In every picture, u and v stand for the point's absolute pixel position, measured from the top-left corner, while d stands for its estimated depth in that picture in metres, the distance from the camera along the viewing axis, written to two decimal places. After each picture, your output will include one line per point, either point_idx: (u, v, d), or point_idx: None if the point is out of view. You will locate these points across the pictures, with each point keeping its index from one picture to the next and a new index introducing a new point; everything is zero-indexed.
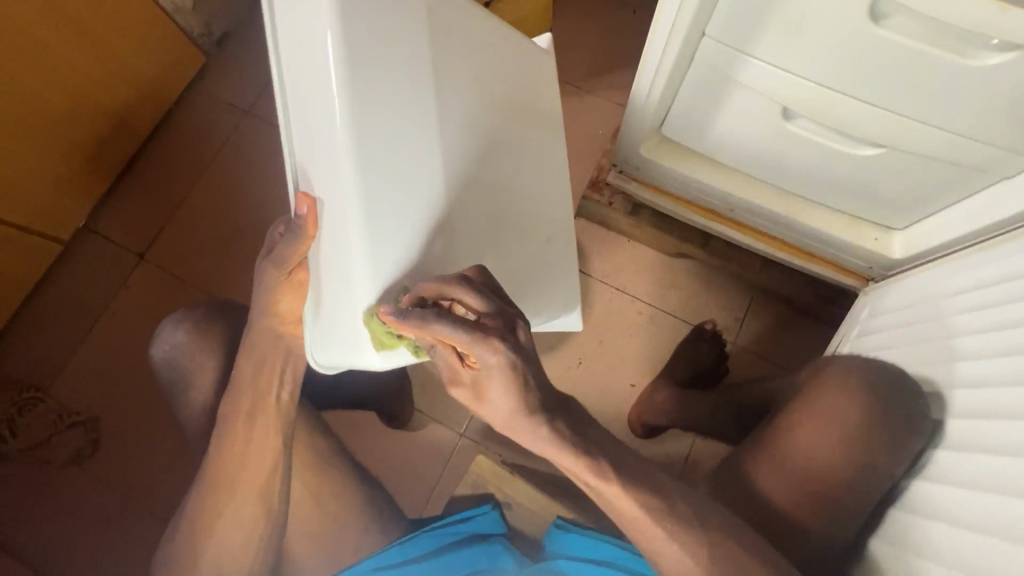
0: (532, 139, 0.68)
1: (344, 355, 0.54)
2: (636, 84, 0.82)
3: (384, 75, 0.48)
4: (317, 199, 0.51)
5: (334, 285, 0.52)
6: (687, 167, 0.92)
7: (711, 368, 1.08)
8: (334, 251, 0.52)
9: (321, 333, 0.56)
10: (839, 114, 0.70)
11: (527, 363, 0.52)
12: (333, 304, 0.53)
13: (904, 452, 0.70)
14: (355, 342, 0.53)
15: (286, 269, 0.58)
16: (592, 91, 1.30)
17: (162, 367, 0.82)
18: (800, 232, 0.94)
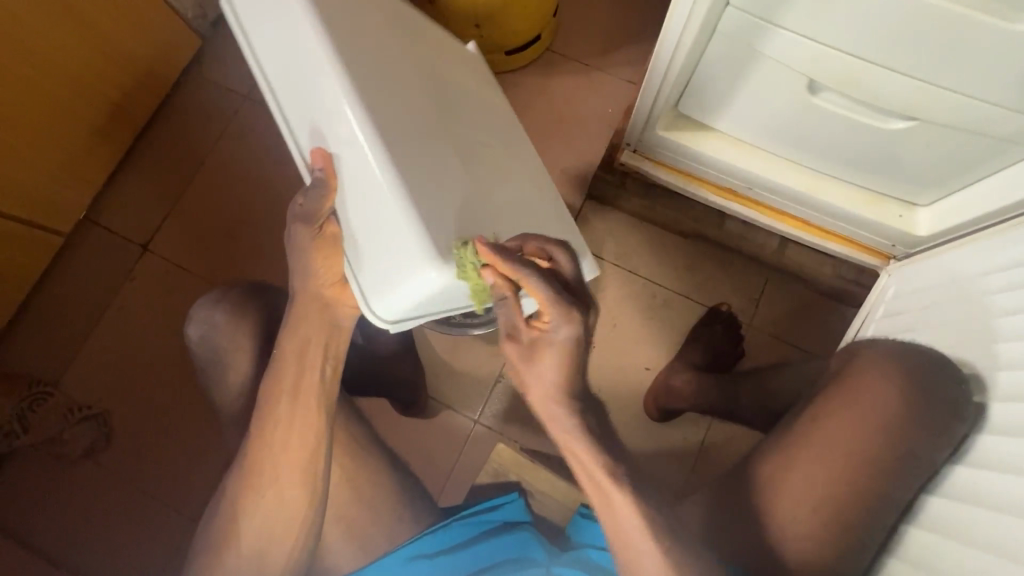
0: (490, 114, 0.79)
1: (396, 276, 0.58)
2: (653, 60, 0.79)
3: (357, 40, 0.59)
4: (334, 155, 0.60)
5: (371, 219, 0.59)
6: (705, 145, 0.90)
7: (728, 350, 1.07)
8: (359, 189, 0.59)
9: (374, 283, 0.61)
10: (871, 86, 0.67)
11: (587, 345, 0.56)
12: (375, 238, 0.59)
13: (948, 438, 0.65)
14: (415, 259, 0.56)
15: (316, 224, 0.62)
16: (601, 68, 1.26)
17: (197, 349, 0.80)
18: (821, 210, 0.91)
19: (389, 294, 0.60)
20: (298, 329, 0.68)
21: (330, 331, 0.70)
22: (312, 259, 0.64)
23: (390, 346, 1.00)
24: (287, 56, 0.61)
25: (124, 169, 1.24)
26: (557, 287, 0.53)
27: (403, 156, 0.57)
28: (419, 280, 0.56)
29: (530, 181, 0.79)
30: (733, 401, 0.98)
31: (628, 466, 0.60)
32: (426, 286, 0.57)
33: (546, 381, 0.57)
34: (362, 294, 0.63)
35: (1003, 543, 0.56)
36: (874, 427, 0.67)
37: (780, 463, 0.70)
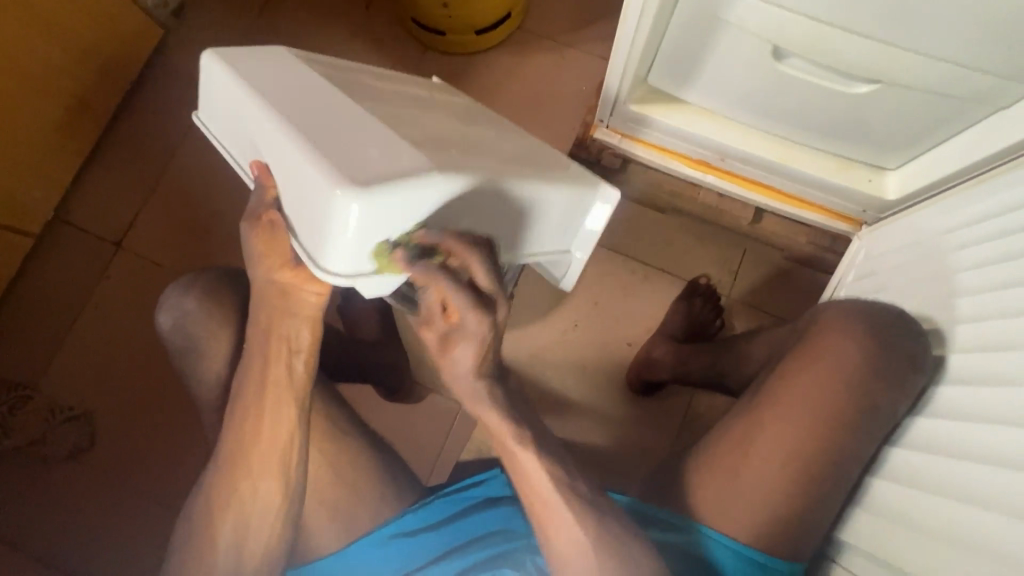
0: (465, 114, 0.75)
1: (327, 242, 0.47)
2: (617, 35, 0.78)
3: (265, 62, 0.56)
4: (261, 154, 0.52)
5: (292, 181, 0.48)
6: (676, 117, 0.89)
7: (709, 321, 1.08)
8: (277, 163, 0.49)
9: (314, 247, 0.48)
10: (832, 50, 0.67)
11: (498, 335, 0.56)
12: (306, 213, 0.48)
13: (909, 390, 0.67)
14: (326, 214, 0.45)
15: (257, 220, 0.54)
16: (573, 45, 1.25)
17: (171, 335, 0.80)
18: (793, 178, 0.92)
19: (328, 248, 0.47)
20: (256, 317, 0.65)
21: (289, 319, 0.63)
22: (255, 248, 0.57)
23: (375, 334, 1.05)
24: (204, 94, 0.57)
25: (93, 165, 1.22)
26: (471, 292, 0.51)
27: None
28: (342, 217, 0.44)
29: (517, 149, 0.71)
30: (708, 368, 1.00)
31: (535, 430, 0.65)
32: (355, 224, 0.44)
33: (458, 367, 0.58)
34: (310, 267, 0.50)
35: (967, 489, 0.58)
36: (842, 383, 0.69)
37: (747, 428, 0.72)
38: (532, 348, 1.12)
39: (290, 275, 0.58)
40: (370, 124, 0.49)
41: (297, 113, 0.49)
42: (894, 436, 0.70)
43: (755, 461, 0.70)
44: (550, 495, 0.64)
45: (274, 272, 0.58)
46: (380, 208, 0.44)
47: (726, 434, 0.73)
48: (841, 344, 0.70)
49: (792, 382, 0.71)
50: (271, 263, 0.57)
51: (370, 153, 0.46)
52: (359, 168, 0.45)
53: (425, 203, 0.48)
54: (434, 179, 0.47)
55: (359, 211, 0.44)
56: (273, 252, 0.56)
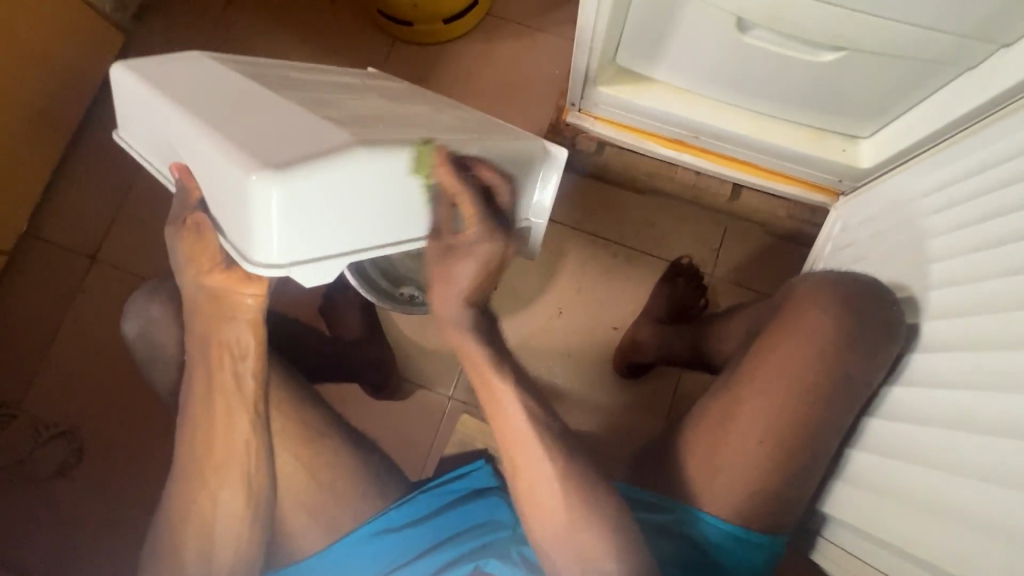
0: (407, 97, 0.75)
1: (250, 230, 0.47)
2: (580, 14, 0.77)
3: (182, 66, 0.56)
4: (182, 157, 0.51)
5: (213, 178, 0.48)
6: (646, 97, 0.89)
7: (691, 300, 1.08)
8: (197, 165, 0.49)
9: (241, 237, 0.48)
10: (793, 20, 0.66)
11: (500, 264, 0.61)
12: (230, 207, 0.48)
13: (882, 359, 0.67)
14: (245, 203, 0.45)
15: (182, 222, 0.53)
16: (544, 29, 1.23)
17: (138, 344, 0.79)
18: (764, 152, 0.91)
19: (250, 237, 0.47)
20: (193, 325, 0.63)
21: (230, 325, 0.62)
22: (180, 254, 0.56)
23: (358, 331, 1.06)
24: (124, 108, 0.56)
25: (62, 176, 1.19)
26: (488, 213, 0.57)
27: (233, 112, 0.49)
28: (260, 203, 0.44)
29: (460, 120, 0.71)
30: (693, 348, 1.00)
31: (514, 368, 0.69)
32: (275, 210, 0.45)
33: (455, 285, 0.60)
34: (236, 257, 0.50)
35: (946, 455, 0.58)
36: (814, 355, 0.69)
37: (723, 405, 0.72)
38: (517, 337, 1.11)
39: (224, 279, 0.57)
40: (290, 112, 0.50)
41: (217, 112, 0.49)
42: (873, 407, 0.70)
43: (733, 440, 0.70)
44: (526, 435, 0.67)
45: (205, 278, 0.57)
46: (299, 191, 0.45)
47: (704, 412, 0.73)
48: (818, 318, 0.70)
49: (768, 355, 0.71)
50: (206, 268, 0.56)
51: (287, 138, 0.47)
52: (273, 151, 0.45)
53: (351, 180, 0.48)
54: (357, 157, 0.47)
55: (276, 195, 0.44)
56: (201, 256, 0.55)
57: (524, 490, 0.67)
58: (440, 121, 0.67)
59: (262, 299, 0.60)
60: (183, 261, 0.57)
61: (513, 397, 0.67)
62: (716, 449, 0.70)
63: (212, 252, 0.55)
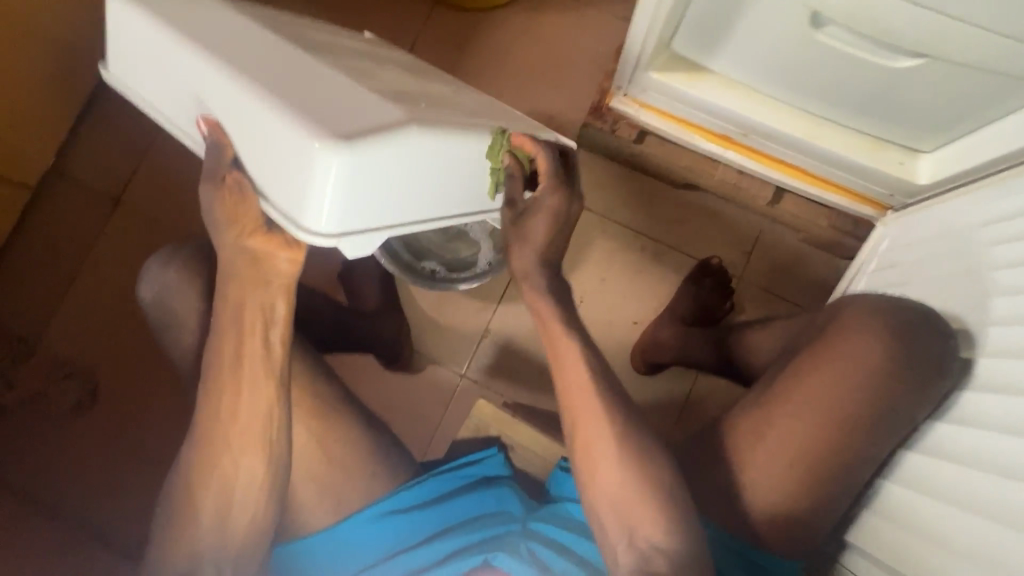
0: (422, 70, 0.74)
1: (302, 199, 0.46)
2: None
3: (202, 11, 0.54)
4: (213, 111, 0.50)
5: (260, 139, 0.47)
6: (699, 88, 0.84)
7: (716, 303, 1.07)
8: (238, 123, 0.48)
9: (290, 205, 0.48)
10: (875, 19, 0.61)
11: (569, 218, 0.64)
12: (280, 172, 0.47)
13: (930, 393, 0.64)
14: (302, 170, 0.45)
15: (216, 181, 0.51)
16: (592, 4, 1.17)
17: (152, 308, 0.79)
18: (815, 157, 0.87)
19: (302, 204, 0.47)
20: (232, 292, 0.62)
21: (260, 290, 0.62)
22: (219, 217, 0.54)
23: (373, 302, 1.05)
24: (130, 53, 0.53)
25: (88, 117, 1.17)
26: (558, 167, 0.62)
27: (276, 75, 0.48)
28: (323, 171, 0.44)
29: (476, 102, 0.72)
30: (721, 355, 0.97)
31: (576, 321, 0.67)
32: (336, 181, 0.45)
33: (533, 242, 0.63)
34: (282, 223, 0.49)
35: (988, 501, 0.56)
36: (859, 377, 0.66)
37: (754, 419, 0.70)
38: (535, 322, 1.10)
39: (259, 241, 0.57)
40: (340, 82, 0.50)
41: (256, 71, 0.48)
42: (911, 441, 0.68)
43: (759, 459, 0.68)
44: (586, 386, 0.65)
45: (242, 241, 0.56)
46: (361, 163, 0.45)
47: (732, 426, 0.71)
48: (859, 340, 0.67)
49: (806, 375, 0.69)
50: (242, 230, 0.55)
51: (345, 108, 0.47)
52: (336, 122, 0.45)
53: (403, 157, 0.49)
54: (411, 133, 0.48)
55: (340, 165, 0.44)
56: (243, 219, 0.54)
57: (580, 450, 0.65)
58: (463, 101, 0.67)
59: (297, 264, 0.60)
60: (214, 220, 0.55)
61: (574, 340, 0.65)
62: (740, 464, 0.69)
63: (254, 215, 0.53)
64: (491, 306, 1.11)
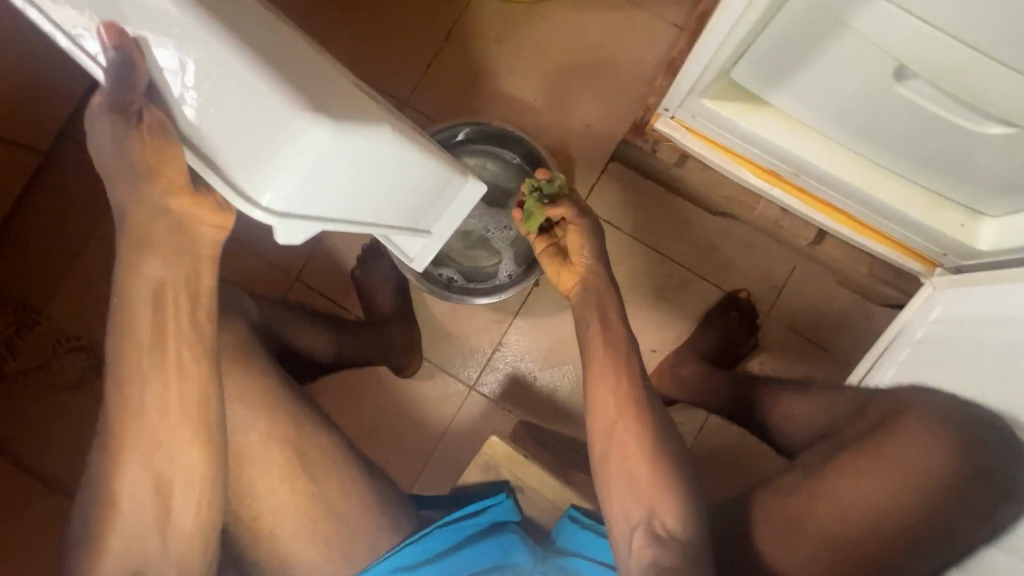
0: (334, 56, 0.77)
1: (262, 159, 0.50)
2: (713, 20, 0.66)
3: None
4: (139, 32, 0.50)
5: (218, 88, 0.50)
6: (755, 122, 0.79)
7: (739, 340, 1.03)
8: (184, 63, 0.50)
9: (244, 166, 0.51)
10: (969, 82, 0.55)
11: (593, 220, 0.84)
12: (238, 129, 0.50)
13: (995, 516, 0.62)
14: (272, 133, 0.49)
15: (133, 119, 0.52)
16: (644, 6, 1.09)
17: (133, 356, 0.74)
18: (868, 206, 0.82)
19: (268, 170, 0.50)
20: (148, 266, 0.59)
21: (181, 262, 0.60)
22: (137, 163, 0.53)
23: (387, 306, 1.02)
24: None
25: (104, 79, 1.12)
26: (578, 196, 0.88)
27: (243, 29, 0.50)
28: (305, 139, 0.49)
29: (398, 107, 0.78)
30: (742, 414, 0.92)
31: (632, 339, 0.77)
32: (308, 150, 0.49)
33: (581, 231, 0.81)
34: (224, 189, 0.52)
35: None
36: (915, 484, 0.65)
37: (795, 505, 0.70)
38: (550, 340, 1.07)
39: (182, 202, 0.57)
40: (308, 60, 0.56)
41: (232, 20, 0.50)
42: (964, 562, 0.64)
43: (794, 545, 0.68)
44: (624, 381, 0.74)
45: (164, 198, 0.56)
46: (339, 139, 0.50)
47: (768, 505, 0.72)
48: (913, 437, 0.66)
49: (855, 476, 0.67)
50: (162, 184, 0.55)
51: (321, 88, 0.53)
52: (318, 101, 0.50)
53: (370, 146, 0.55)
54: (378, 128, 0.55)
55: (324, 139, 0.49)
56: (169, 170, 0.54)
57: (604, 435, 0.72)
58: (389, 104, 0.74)
59: (223, 233, 0.61)
60: (127, 163, 0.53)
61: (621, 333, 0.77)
62: (772, 548, 0.69)
63: (176, 167, 0.54)
64: (506, 319, 1.08)
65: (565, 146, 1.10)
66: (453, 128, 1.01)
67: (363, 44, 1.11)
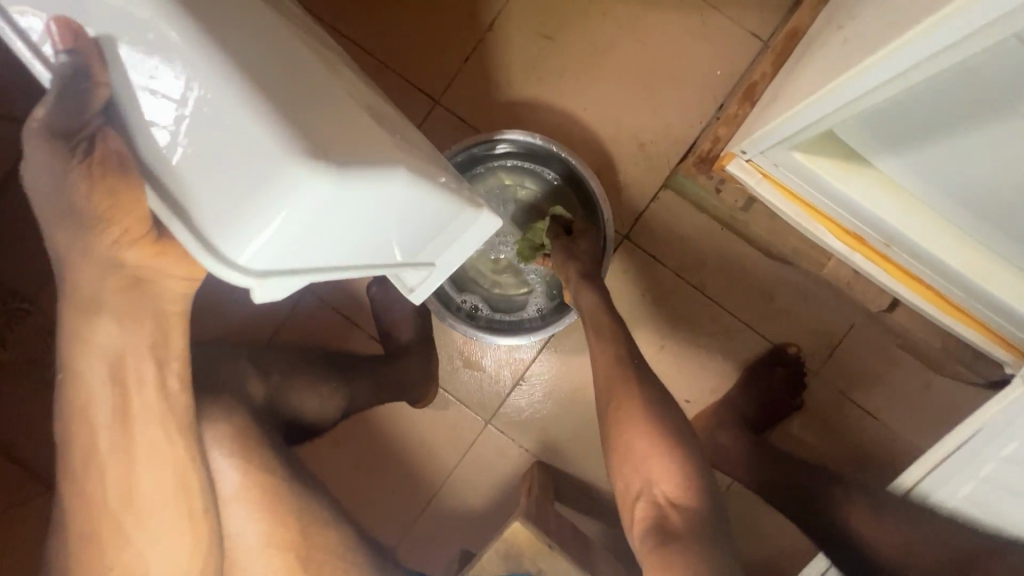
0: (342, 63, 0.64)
1: (244, 211, 0.36)
2: (846, 75, 0.53)
3: None
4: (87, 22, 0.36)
5: (191, 113, 0.36)
6: (853, 187, 0.66)
7: (783, 400, 0.95)
8: (147, 75, 0.36)
9: (218, 220, 0.37)
10: None
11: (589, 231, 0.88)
12: (213, 169, 0.36)
13: None
14: (260, 181, 0.35)
15: (80, 147, 0.38)
16: (721, 9, 0.94)
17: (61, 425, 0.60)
18: (960, 286, 0.70)
19: (240, 221, 0.37)
20: (100, 334, 0.46)
21: (140, 324, 0.47)
22: (85, 210, 0.40)
23: (406, 335, 0.94)
24: None
25: None
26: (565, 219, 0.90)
27: (235, 40, 0.37)
28: (297, 195, 0.36)
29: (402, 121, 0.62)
30: (790, 507, 0.85)
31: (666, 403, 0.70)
32: (311, 211, 0.37)
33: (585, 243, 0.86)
34: (182, 235, 0.38)
35: None
36: None
37: None
38: (575, 380, 0.99)
39: (139, 255, 0.43)
40: (320, 87, 0.44)
41: (217, 26, 0.37)
42: None
43: None
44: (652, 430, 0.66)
45: (117, 250, 0.43)
46: (349, 194, 0.39)
47: None
48: None
49: None
50: (115, 235, 0.41)
51: (335, 129, 0.41)
52: (328, 146, 0.38)
53: (382, 198, 0.43)
54: (397, 178, 0.44)
55: (323, 194, 0.36)
56: (123, 213, 0.40)
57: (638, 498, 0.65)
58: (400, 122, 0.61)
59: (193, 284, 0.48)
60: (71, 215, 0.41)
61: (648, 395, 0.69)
62: None
63: (137, 214, 0.40)
64: (530, 354, 0.99)
65: (613, 165, 0.97)
66: (494, 141, 0.90)
67: (393, 31, 0.98)
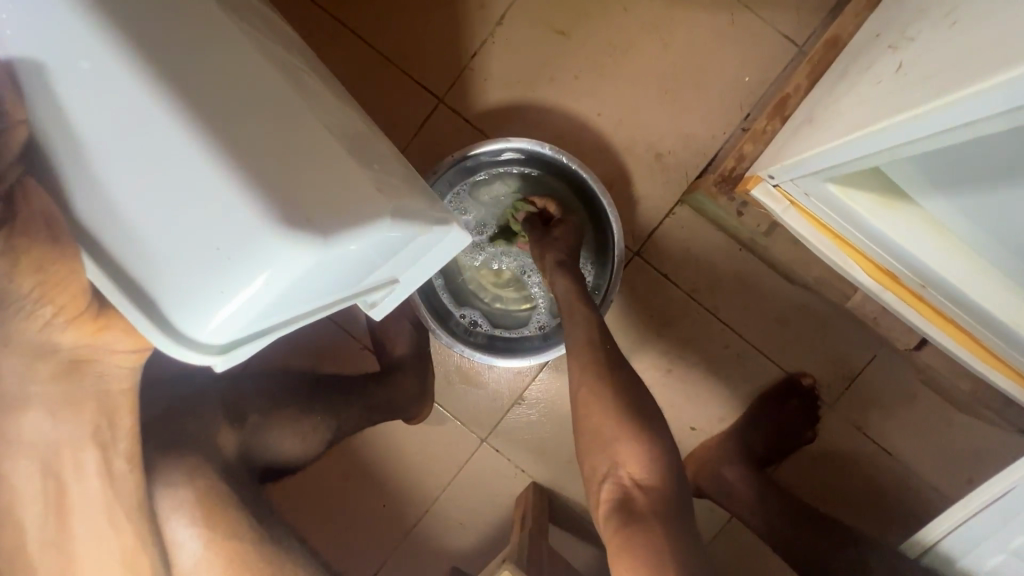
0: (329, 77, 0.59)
1: (207, 282, 0.33)
2: (895, 117, 0.47)
3: None
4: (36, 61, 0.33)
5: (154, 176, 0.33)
6: (897, 229, 0.58)
7: (795, 432, 0.90)
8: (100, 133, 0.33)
9: (179, 294, 0.34)
10: None
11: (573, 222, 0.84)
12: (176, 237, 0.33)
13: None
14: (233, 251, 0.32)
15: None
16: (752, 8, 0.86)
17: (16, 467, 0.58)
18: (1005, 340, 0.62)
19: (204, 294, 0.34)
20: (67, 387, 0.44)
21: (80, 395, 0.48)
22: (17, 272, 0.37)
23: (402, 350, 0.89)
24: None
25: None
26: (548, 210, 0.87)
27: (205, 92, 0.34)
28: (274, 265, 0.32)
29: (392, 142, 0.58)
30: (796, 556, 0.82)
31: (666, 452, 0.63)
32: (289, 282, 0.33)
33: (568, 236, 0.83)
34: (130, 311, 0.34)
35: None
36: None
37: None
38: None
39: (78, 333, 0.42)
40: (301, 124, 0.39)
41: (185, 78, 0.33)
42: None
43: None
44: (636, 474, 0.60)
45: (51, 331, 0.42)
46: (331, 260, 0.35)
47: None
48: None
49: None
50: (50, 314, 0.40)
51: (318, 179, 0.37)
52: (310, 206, 0.34)
53: (366, 253, 0.39)
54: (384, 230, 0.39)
55: (303, 265, 0.33)
56: (55, 291, 0.38)
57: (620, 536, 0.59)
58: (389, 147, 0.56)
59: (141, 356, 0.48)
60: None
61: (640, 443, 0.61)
62: None
63: (68, 294, 0.39)
64: (530, 371, 0.95)
65: (625, 178, 0.90)
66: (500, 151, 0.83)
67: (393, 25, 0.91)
